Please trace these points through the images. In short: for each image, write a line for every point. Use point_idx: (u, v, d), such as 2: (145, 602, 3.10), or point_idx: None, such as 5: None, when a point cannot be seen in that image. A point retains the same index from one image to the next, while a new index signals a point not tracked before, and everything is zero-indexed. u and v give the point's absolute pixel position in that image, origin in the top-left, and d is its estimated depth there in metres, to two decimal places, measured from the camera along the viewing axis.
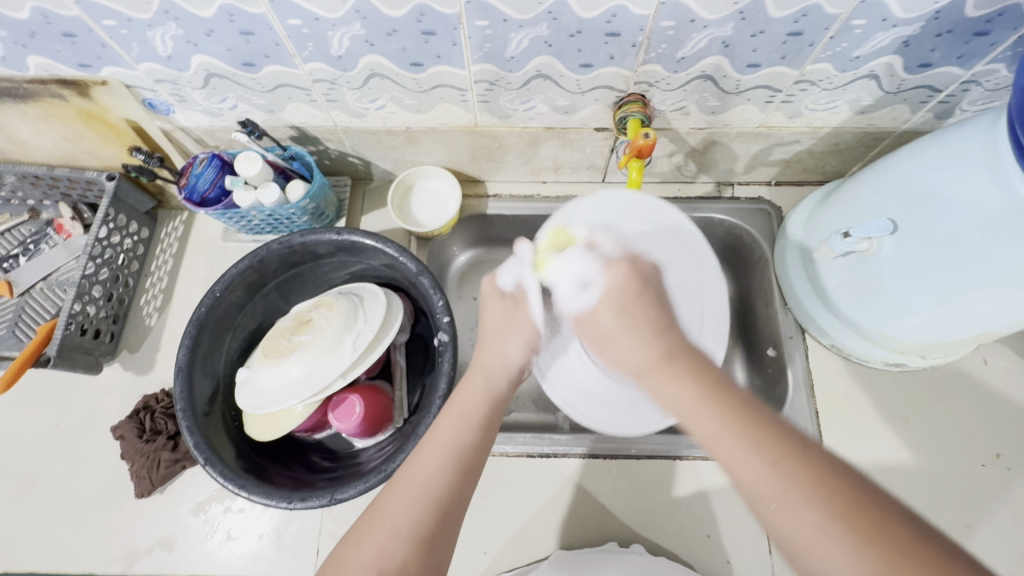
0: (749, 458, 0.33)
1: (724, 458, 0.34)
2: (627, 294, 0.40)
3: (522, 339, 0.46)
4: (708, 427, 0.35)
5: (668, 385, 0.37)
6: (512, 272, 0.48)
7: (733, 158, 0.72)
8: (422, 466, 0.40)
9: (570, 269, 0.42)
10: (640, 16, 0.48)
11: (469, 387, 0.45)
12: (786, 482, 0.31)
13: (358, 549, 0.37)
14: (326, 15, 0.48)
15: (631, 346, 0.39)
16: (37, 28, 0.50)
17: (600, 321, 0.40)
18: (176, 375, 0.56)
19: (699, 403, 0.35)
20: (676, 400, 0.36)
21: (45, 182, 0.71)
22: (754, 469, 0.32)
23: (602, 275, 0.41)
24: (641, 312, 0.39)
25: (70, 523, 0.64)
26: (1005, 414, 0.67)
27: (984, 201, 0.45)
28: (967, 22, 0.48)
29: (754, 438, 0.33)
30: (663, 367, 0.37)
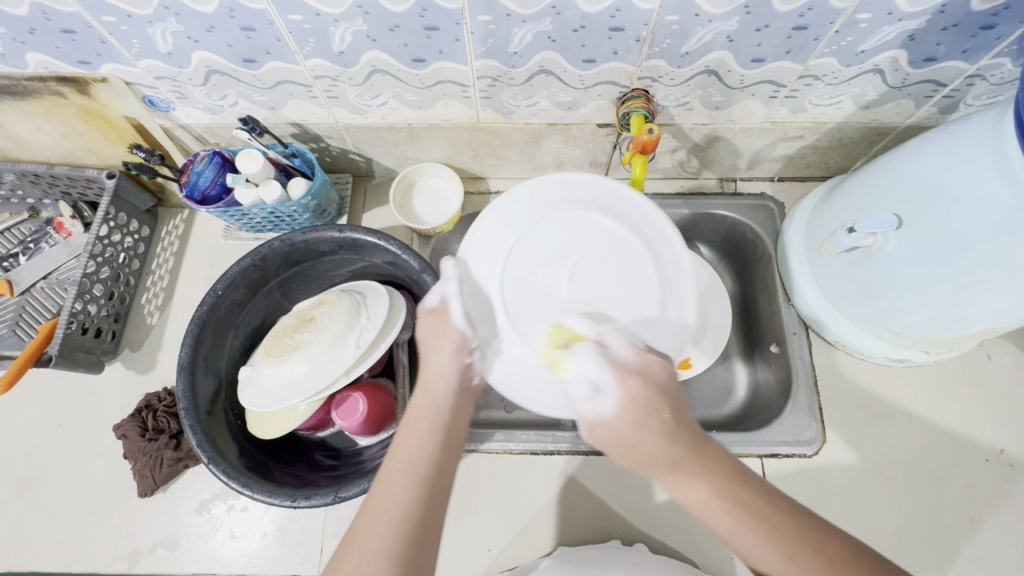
0: (768, 553, 0.37)
1: (744, 551, 0.38)
2: (642, 407, 0.41)
3: (451, 347, 0.49)
4: (724, 524, 0.38)
5: (688, 487, 0.40)
6: (438, 290, 0.52)
7: (736, 154, 0.72)
8: (387, 488, 0.41)
9: (583, 370, 0.43)
10: (644, 11, 0.47)
11: (417, 406, 0.46)
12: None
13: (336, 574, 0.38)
14: (329, 10, 0.48)
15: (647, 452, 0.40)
16: (37, 25, 0.49)
17: (616, 430, 0.41)
18: (179, 374, 0.56)
19: (718, 503, 0.39)
20: (694, 500, 0.39)
21: (44, 180, 0.71)
22: (779, 563, 0.36)
23: (615, 385, 0.42)
24: (657, 420, 0.41)
25: (74, 523, 0.64)
26: (1009, 409, 0.66)
27: (990, 196, 0.45)
28: (973, 15, 0.48)
29: (771, 532, 0.37)
30: (679, 471, 0.40)
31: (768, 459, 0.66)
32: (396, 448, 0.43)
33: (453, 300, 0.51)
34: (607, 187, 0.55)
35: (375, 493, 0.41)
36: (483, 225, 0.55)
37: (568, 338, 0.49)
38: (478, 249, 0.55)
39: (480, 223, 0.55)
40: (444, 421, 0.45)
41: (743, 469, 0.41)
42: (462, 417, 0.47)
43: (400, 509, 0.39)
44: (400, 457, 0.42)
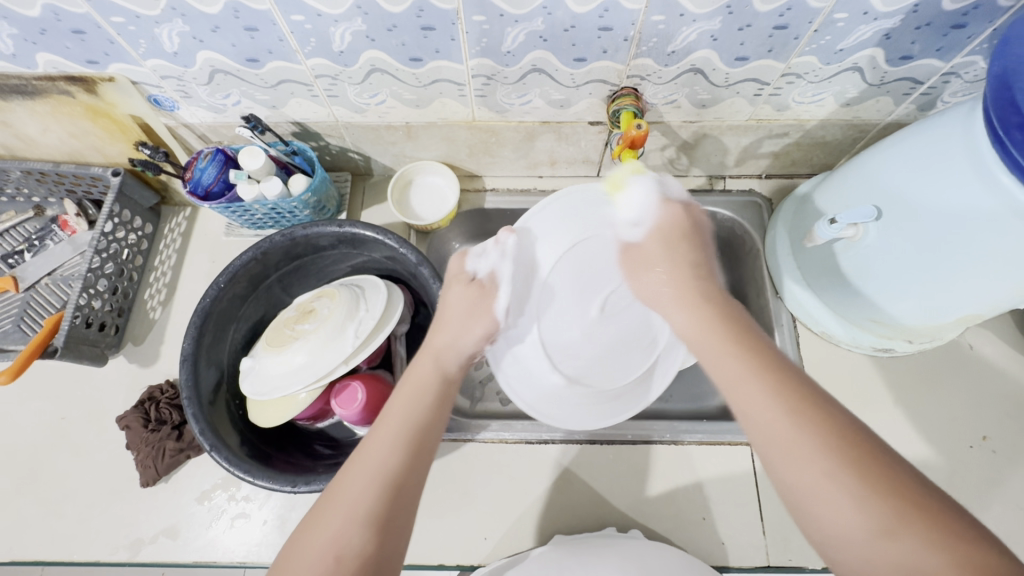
0: (765, 400, 0.37)
1: (742, 401, 0.38)
2: (664, 235, 0.49)
3: (477, 329, 0.51)
4: (728, 368, 0.39)
5: (700, 324, 0.43)
6: (488, 262, 0.55)
7: (724, 151, 0.74)
8: (376, 449, 0.42)
9: (637, 199, 0.52)
10: (631, 11, 0.50)
11: (420, 371, 0.48)
12: (796, 426, 0.35)
13: (315, 534, 0.38)
14: (329, 11, 0.50)
15: (667, 279, 0.46)
16: (48, 25, 0.51)
17: (647, 249, 0.49)
18: (182, 364, 0.57)
19: (727, 347, 0.40)
20: (704, 335, 0.42)
21: (50, 179, 0.72)
22: (772, 408, 0.36)
23: (654, 214, 0.50)
24: (684, 251, 0.48)
25: (77, 513, 0.65)
26: (990, 397, 0.68)
27: (963, 185, 0.47)
28: (945, 15, 0.50)
29: (773, 385, 0.37)
30: (695, 306, 0.44)
31: None
32: (390, 409, 0.45)
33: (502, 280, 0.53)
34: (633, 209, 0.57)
35: (363, 447, 0.43)
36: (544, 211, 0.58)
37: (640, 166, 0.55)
38: (536, 232, 0.57)
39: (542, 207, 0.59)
40: (444, 390, 0.48)
41: (754, 331, 0.42)
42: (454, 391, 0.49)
43: (382, 468, 0.41)
44: (393, 419, 0.44)
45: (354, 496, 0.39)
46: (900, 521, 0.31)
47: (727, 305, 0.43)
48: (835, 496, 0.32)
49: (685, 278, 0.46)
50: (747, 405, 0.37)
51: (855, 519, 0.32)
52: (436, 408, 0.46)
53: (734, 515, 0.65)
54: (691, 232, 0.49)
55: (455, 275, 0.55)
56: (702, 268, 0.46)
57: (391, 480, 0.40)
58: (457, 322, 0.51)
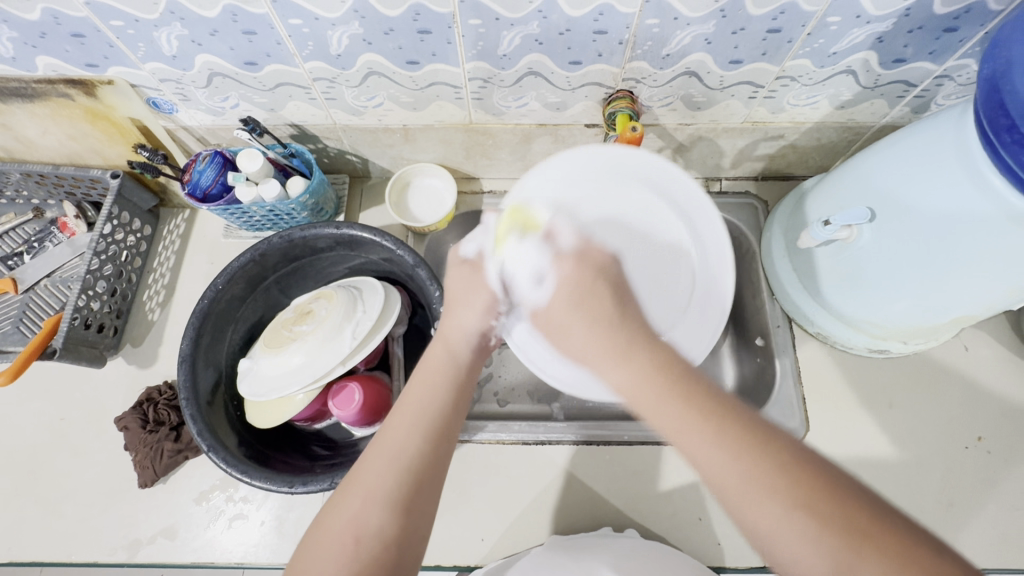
0: (712, 450, 0.33)
1: (690, 452, 0.34)
2: (576, 282, 0.43)
3: (481, 306, 0.49)
4: (667, 421, 0.35)
5: (630, 377, 0.38)
6: (474, 242, 0.53)
7: (720, 153, 0.75)
8: (398, 433, 0.42)
9: (527, 260, 0.47)
10: (626, 15, 0.50)
11: (436, 353, 0.48)
12: (748, 473, 0.32)
13: (335, 515, 0.39)
14: (326, 14, 0.50)
15: (587, 333, 0.41)
16: (48, 29, 0.52)
17: (552, 312, 0.43)
18: (180, 365, 0.57)
19: (663, 399, 0.36)
20: (637, 392, 0.37)
21: (50, 181, 0.73)
22: (719, 459, 0.33)
23: (553, 269, 0.45)
24: (592, 299, 0.42)
25: (75, 514, 0.65)
26: (985, 398, 0.69)
27: (956, 188, 0.47)
28: (936, 18, 0.51)
29: (717, 430, 0.34)
30: (626, 355, 0.39)
31: None
32: (411, 394, 0.44)
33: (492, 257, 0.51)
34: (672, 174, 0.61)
35: (385, 430, 0.42)
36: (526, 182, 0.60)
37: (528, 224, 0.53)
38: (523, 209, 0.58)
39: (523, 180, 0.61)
40: (460, 375, 0.46)
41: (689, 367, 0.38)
42: (477, 374, 0.48)
43: (402, 454, 0.41)
44: (413, 404, 0.43)
45: (377, 481, 0.39)
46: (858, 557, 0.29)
47: (658, 346, 0.39)
48: (792, 540, 0.30)
49: (604, 330, 0.40)
50: (695, 455, 0.34)
51: (816, 563, 0.30)
52: (455, 394, 0.45)
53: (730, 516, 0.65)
54: (599, 275, 0.43)
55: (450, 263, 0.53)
56: (619, 310, 0.41)
57: (410, 466, 0.40)
58: (469, 300, 0.50)
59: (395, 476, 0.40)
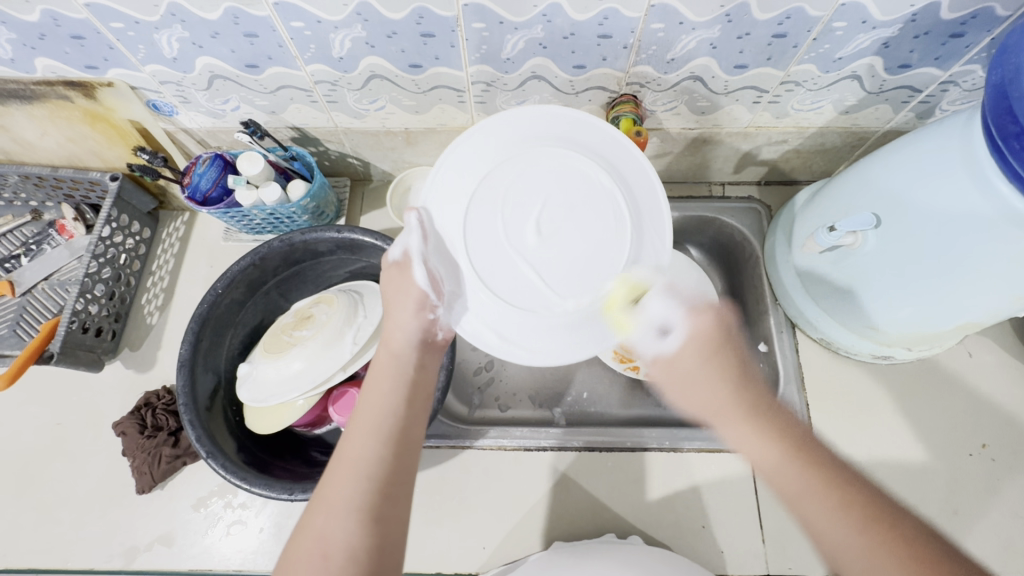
0: (835, 521, 0.38)
1: (811, 519, 0.38)
2: (704, 345, 0.45)
3: (411, 303, 0.49)
4: (793, 489, 0.39)
5: (753, 442, 0.42)
6: (400, 243, 0.51)
7: (723, 158, 0.74)
8: (355, 444, 0.43)
9: (649, 313, 0.47)
10: (630, 18, 0.50)
11: (380, 363, 0.49)
12: (872, 544, 0.36)
13: (303, 535, 0.40)
14: (329, 17, 0.50)
15: (711, 397, 0.44)
16: (47, 30, 0.52)
17: (680, 364, 0.46)
18: (179, 370, 0.57)
19: (786, 465, 0.40)
20: (761, 458, 0.41)
21: (48, 183, 0.72)
22: (834, 523, 0.38)
23: (683, 321, 0.46)
24: (722, 358, 0.45)
25: (71, 520, 0.64)
26: (988, 405, 0.68)
27: (964, 194, 0.47)
28: (943, 24, 0.50)
29: (841, 502, 0.38)
30: (749, 418, 0.43)
31: None
32: (362, 406, 0.45)
33: (420, 254, 0.49)
34: (618, 141, 0.51)
35: (341, 447, 0.43)
36: (441, 167, 0.51)
37: (637, 292, 0.47)
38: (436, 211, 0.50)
39: (434, 172, 0.52)
40: (407, 378, 0.48)
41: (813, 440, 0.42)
42: (426, 372, 0.49)
43: (359, 464, 0.42)
44: (363, 415, 0.45)
45: (340, 495, 0.40)
46: None
47: (774, 414, 0.43)
48: None
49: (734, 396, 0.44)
50: (815, 524, 0.38)
51: None
52: (407, 404, 0.46)
53: (733, 523, 0.64)
54: (719, 340, 0.45)
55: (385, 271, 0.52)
56: (745, 378, 0.45)
57: (369, 475, 0.41)
58: (403, 306, 0.50)
59: (357, 485, 0.40)
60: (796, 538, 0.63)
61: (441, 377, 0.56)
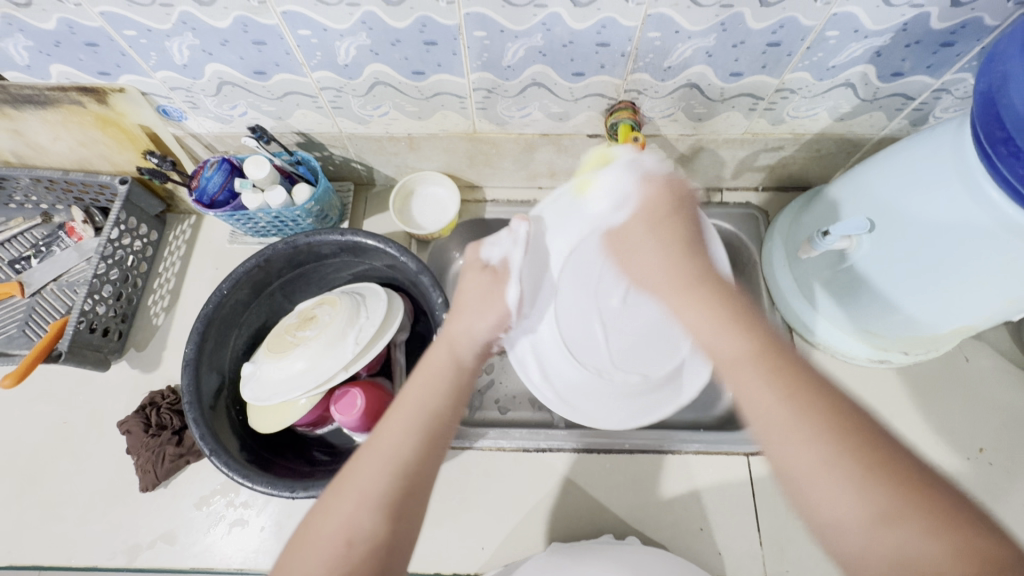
0: (765, 388, 0.36)
1: (741, 385, 0.38)
2: (654, 210, 0.48)
3: (493, 316, 0.50)
4: (731, 354, 0.39)
5: (702, 316, 0.41)
6: (500, 248, 0.54)
7: (721, 164, 0.76)
8: (394, 434, 0.42)
9: (609, 184, 0.51)
10: (628, 28, 0.51)
11: (436, 354, 0.48)
12: (796, 411, 0.34)
13: (325, 519, 0.39)
14: (335, 26, 0.51)
15: (657, 264, 0.45)
16: (62, 38, 0.53)
17: (630, 233, 0.48)
18: (184, 368, 0.58)
19: (724, 328, 0.40)
20: (694, 323, 0.41)
21: (59, 186, 0.74)
22: (770, 400, 0.35)
23: (636, 191, 0.50)
24: (670, 229, 0.47)
25: (75, 517, 0.65)
26: (986, 410, 0.69)
27: (956, 199, 0.48)
28: (933, 33, 0.51)
29: (775, 370, 0.37)
30: (693, 292, 0.43)
31: (754, 457, 0.68)
32: (408, 396, 0.45)
33: (516, 271, 0.52)
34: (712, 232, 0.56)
35: (379, 434, 0.43)
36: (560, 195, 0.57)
37: (604, 159, 0.54)
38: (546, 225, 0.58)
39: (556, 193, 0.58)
40: (458, 377, 0.47)
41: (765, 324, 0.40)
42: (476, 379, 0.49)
43: (398, 455, 0.41)
44: (411, 405, 0.44)
45: (372, 484, 0.39)
46: (897, 505, 0.31)
47: (725, 291, 0.42)
48: (834, 482, 0.32)
49: (679, 261, 0.45)
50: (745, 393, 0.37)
51: (855, 506, 0.31)
52: (450, 400, 0.46)
53: (731, 525, 0.65)
54: (668, 201, 0.49)
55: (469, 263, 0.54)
56: (691, 246, 0.46)
57: (405, 468, 0.41)
58: (482, 303, 0.51)
59: (390, 476, 0.40)
60: (794, 541, 0.64)
61: None
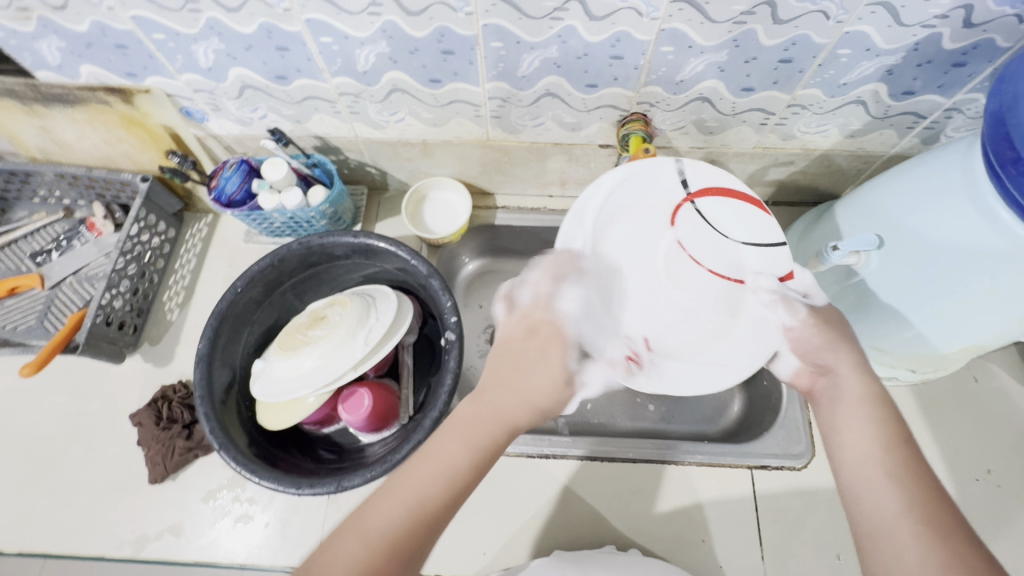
0: (889, 490, 0.40)
1: (867, 483, 0.41)
2: (824, 318, 0.52)
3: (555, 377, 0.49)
4: (869, 450, 0.43)
5: (857, 420, 0.45)
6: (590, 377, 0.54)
7: (731, 177, 0.76)
8: (450, 442, 0.43)
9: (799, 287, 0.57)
10: (642, 42, 0.52)
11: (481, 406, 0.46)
12: (917, 524, 0.37)
13: (377, 503, 0.40)
14: (356, 34, 0.53)
15: (849, 379, 0.48)
16: (94, 40, 0.55)
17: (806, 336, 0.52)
18: (197, 363, 0.59)
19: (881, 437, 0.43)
20: (854, 426, 0.44)
21: (82, 182, 0.76)
22: (894, 508, 0.39)
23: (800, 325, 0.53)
24: (841, 349, 0.50)
25: (85, 507, 0.66)
26: (994, 432, 0.68)
27: (966, 218, 0.48)
28: (945, 53, 0.52)
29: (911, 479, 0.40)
30: (864, 399, 0.46)
31: (757, 472, 0.67)
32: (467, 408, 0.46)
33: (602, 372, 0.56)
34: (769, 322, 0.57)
35: (434, 439, 0.44)
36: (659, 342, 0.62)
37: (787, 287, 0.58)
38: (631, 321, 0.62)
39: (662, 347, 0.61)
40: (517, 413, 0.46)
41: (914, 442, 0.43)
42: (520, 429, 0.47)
43: (450, 461, 0.42)
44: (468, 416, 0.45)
45: (420, 481, 0.41)
46: None
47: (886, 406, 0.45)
48: None
49: (864, 379, 0.47)
50: (868, 487, 0.41)
51: None
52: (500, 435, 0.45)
53: (733, 538, 0.65)
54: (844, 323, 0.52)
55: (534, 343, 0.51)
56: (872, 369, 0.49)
57: (452, 474, 0.42)
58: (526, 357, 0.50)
59: (405, 513, 0.39)
60: (797, 556, 0.63)
61: (452, 332, 0.60)
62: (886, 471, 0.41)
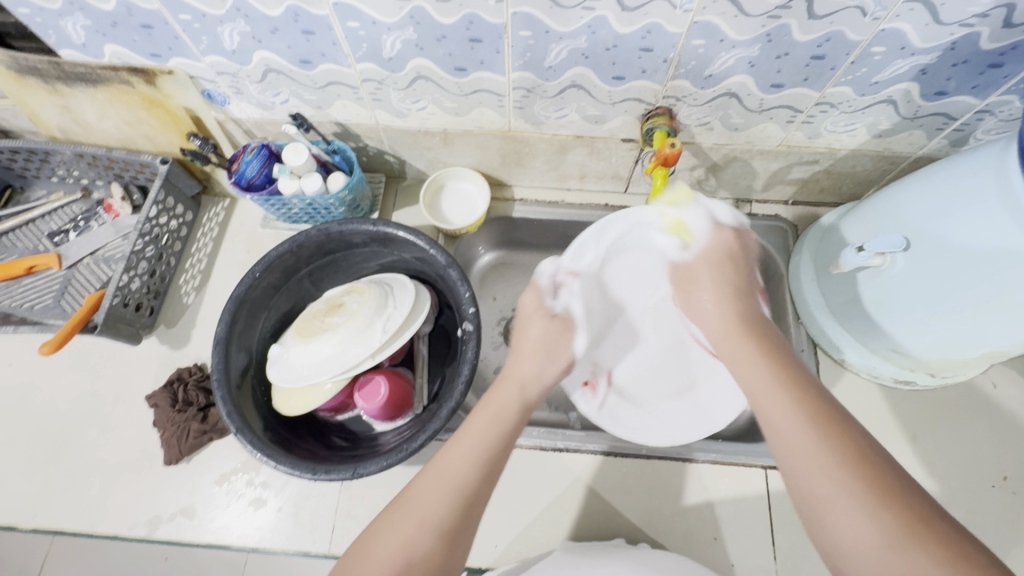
0: (791, 414, 0.38)
1: (770, 410, 0.40)
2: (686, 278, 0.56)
3: (557, 362, 0.53)
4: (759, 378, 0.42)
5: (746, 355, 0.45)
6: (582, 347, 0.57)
7: (752, 175, 0.75)
8: (479, 421, 0.46)
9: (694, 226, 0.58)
10: (673, 34, 0.51)
11: (504, 393, 0.49)
12: (820, 440, 0.36)
13: (416, 493, 0.41)
14: (383, 19, 0.52)
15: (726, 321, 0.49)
16: (119, 19, 0.55)
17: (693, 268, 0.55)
18: (215, 347, 0.59)
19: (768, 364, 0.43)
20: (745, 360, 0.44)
21: (102, 163, 0.75)
22: (796, 426, 0.38)
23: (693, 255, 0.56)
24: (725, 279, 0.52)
25: (100, 486, 0.66)
26: (1011, 439, 0.67)
27: (997, 216, 0.47)
28: (982, 54, 0.51)
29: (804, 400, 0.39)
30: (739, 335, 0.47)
31: (771, 471, 0.67)
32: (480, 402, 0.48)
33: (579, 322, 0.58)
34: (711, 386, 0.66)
35: (464, 425, 0.46)
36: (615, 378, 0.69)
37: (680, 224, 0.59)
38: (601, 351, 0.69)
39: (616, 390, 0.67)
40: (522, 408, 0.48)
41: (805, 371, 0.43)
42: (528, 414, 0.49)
43: (484, 441, 0.44)
44: (484, 406, 0.47)
45: (456, 470, 0.42)
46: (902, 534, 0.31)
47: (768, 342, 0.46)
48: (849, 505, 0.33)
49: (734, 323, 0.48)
50: (772, 411, 0.40)
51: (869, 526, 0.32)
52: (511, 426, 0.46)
53: (744, 537, 0.65)
54: (737, 268, 0.53)
55: (534, 309, 0.57)
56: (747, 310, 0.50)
57: (485, 457, 0.43)
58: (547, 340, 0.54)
59: (451, 502, 0.40)
60: (808, 556, 0.63)
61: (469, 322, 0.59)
62: (778, 395, 0.40)
